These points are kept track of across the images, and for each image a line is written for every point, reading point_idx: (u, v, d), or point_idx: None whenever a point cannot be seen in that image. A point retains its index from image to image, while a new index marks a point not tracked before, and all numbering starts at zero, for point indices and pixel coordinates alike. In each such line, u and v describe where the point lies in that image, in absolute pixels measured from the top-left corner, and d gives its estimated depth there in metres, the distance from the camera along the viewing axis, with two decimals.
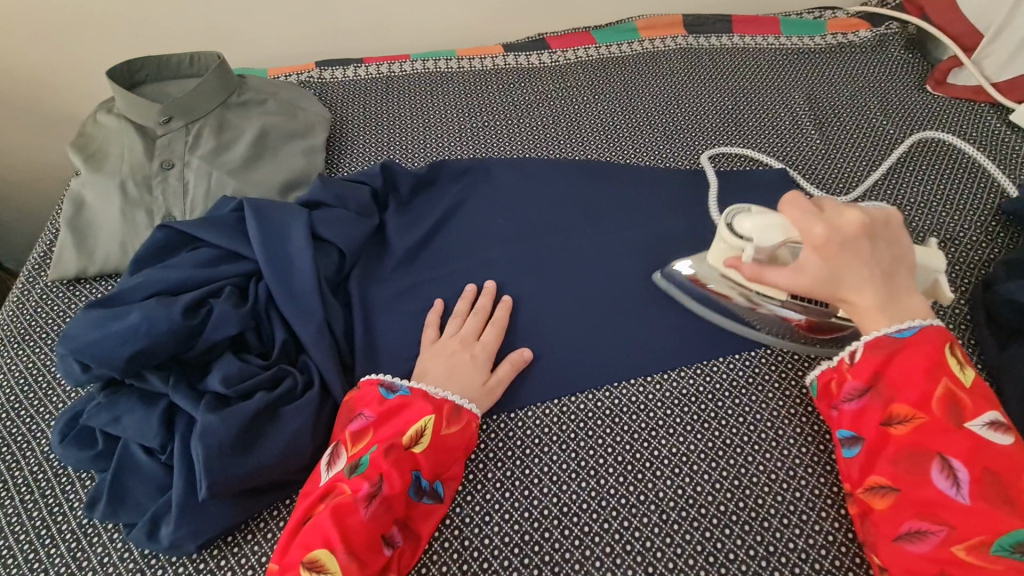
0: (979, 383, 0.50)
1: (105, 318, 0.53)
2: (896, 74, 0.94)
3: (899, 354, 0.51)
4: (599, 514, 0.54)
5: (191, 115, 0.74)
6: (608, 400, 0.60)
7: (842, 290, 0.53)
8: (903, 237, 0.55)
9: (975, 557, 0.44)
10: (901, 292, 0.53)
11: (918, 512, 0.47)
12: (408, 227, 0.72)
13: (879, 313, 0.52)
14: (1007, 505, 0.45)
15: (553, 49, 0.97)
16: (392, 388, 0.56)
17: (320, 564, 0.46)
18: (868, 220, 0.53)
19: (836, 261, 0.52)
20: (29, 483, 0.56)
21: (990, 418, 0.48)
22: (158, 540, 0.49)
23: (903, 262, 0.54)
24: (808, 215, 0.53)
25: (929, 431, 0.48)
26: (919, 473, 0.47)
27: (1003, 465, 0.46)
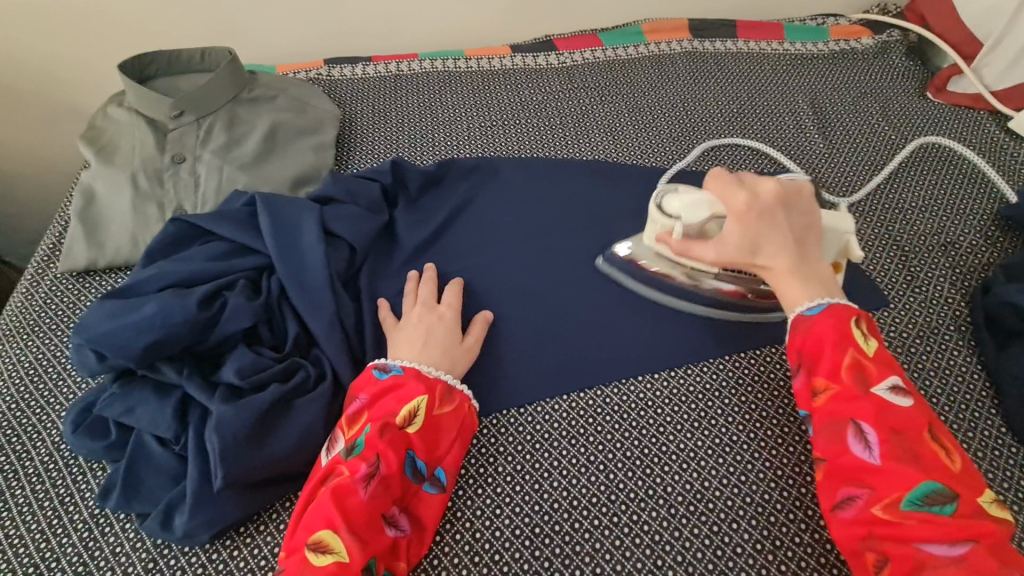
0: (883, 352, 0.52)
1: (120, 309, 0.53)
2: (896, 81, 0.95)
3: (813, 332, 0.52)
4: (609, 507, 0.55)
5: (203, 109, 0.75)
6: (617, 397, 0.61)
7: (759, 256, 0.57)
8: (815, 210, 0.59)
9: (894, 515, 0.45)
10: (810, 260, 0.57)
11: (842, 479, 0.48)
12: (417, 224, 0.73)
13: (794, 279, 0.56)
14: (915, 462, 0.46)
15: (560, 51, 0.98)
16: (384, 369, 0.56)
17: (323, 545, 0.47)
18: (784, 191, 0.58)
19: (755, 227, 0.56)
20: (40, 473, 0.56)
21: (892, 382, 0.49)
22: (172, 530, 0.50)
23: (813, 232, 0.58)
24: (730, 188, 0.58)
25: (842, 400, 0.49)
26: (838, 442, 0.48)
27: (906, 425, 0.47)
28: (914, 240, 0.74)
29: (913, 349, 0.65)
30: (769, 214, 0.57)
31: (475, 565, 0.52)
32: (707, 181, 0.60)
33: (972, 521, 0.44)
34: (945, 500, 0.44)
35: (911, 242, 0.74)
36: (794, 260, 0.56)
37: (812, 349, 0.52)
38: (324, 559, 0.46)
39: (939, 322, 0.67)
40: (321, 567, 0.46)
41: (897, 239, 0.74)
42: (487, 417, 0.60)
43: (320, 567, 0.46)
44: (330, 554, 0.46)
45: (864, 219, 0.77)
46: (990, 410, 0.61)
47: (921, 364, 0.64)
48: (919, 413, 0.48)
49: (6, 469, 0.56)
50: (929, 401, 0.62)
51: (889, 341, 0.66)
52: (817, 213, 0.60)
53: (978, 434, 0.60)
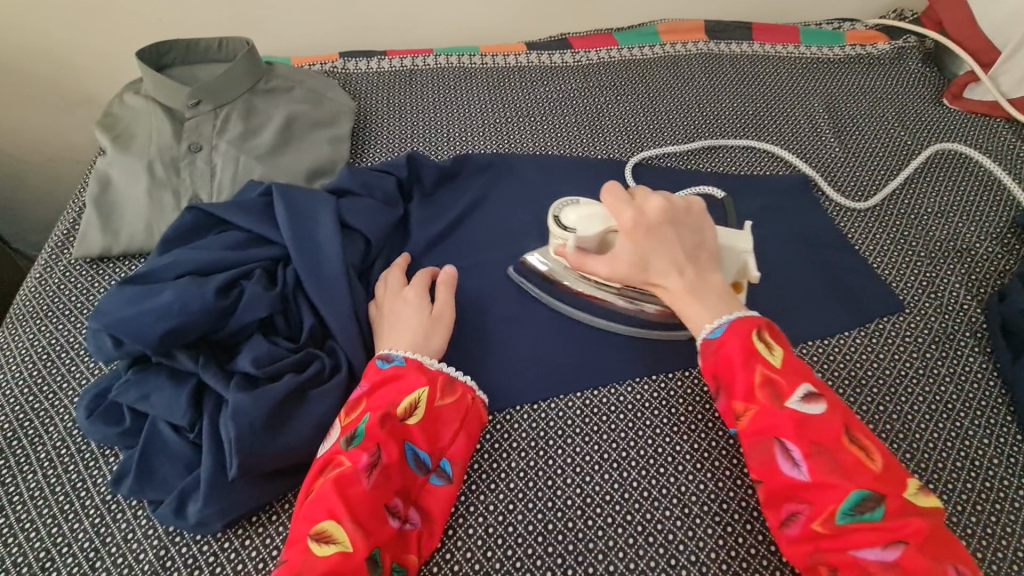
0: (790, 358, 0.51)
1: (138, 296, 0.53)
2: (913, 87, 0.95)
3: (722, 352, 0.52)
4: (622, 506, 0.54)
5: (220, 99, 0.75)
6: (632, 395, 0.61)
7: (651, 275, 0.56)
8: (706, 225, 0.58)
9: (831, 528, 0.45)
10: (705, 274, 0.56)
11: (780, 499, 0.48)
12: (432, 219, 0.73)
13: (688, 297, 0.55)
14: (840, 471, 0.46)
15: (575, 49, 0.98)
16: (388, 357, 0.55)
17: (326, 535, 0.46)
18: (671, 207, 0.56)
19: (644, 245, 0.55)
20: (52, 458, 0.56)
21: (803, 392, 0.49)
22: (185, 518, 0.50)
23: (704, 249, 0.57)
24: (619, 202, 0.56)
25: (761, 419, 0.49)
26: (768, 463, 0.48)
27: (826, 434, 0.47)
28: (929, 246, 0.74)
29: (929, 354, 0.65)
30: (658, 232, 0.55)
31: (489, 560, 0.51)
32: (602, 194, 0.58)
33: (903, 521, 0.44)
34: (874, 505, 0.45)
35: (926, 248, 0.74)
36: (688, 278, 0.55)
37: (725, 372, 0.51)
38: (327, 549, 0.45)
39: (955, 328, 0.67)
40: (323, 557, 0.45)
41: (913, 244, 0.74)
42: (501, 413, 0.60)
43: (323, 557, 0.44)
44: (332, 544, 0.45)
45: (879, 223, 0.77)
46: (1006, 416, 0.61)
47: (938, 369, 0.64)
48: (834, 418, 0.48)
49: (19, 453, 0.56)
50: (944, 407, 0.61)
51: (904, 346, 0.65)
52: (710, 230, 0.58)
53: (994, 441, 0.59)
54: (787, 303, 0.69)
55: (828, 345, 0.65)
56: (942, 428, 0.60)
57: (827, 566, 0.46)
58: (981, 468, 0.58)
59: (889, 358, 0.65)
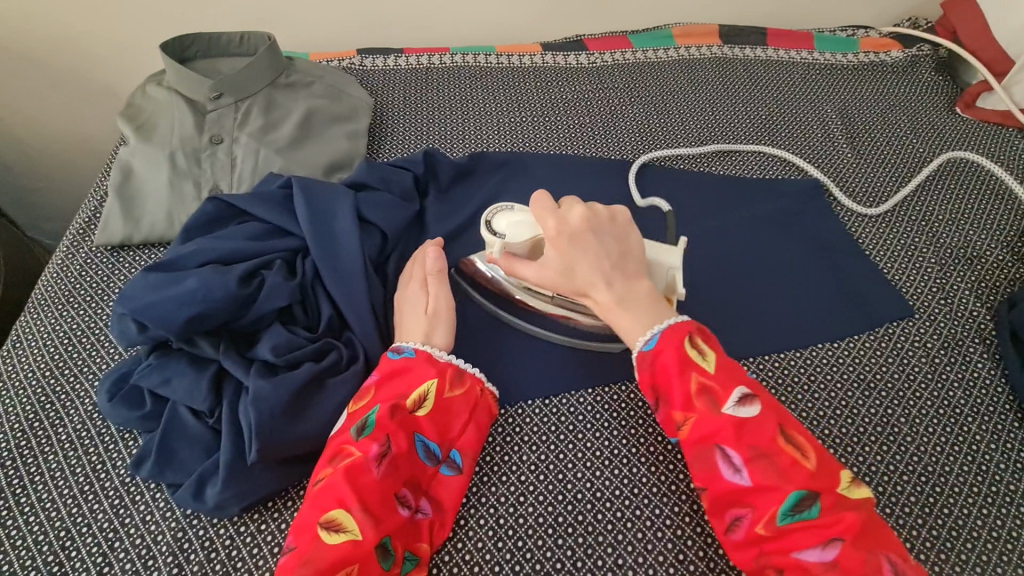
0: (723, 361, 0.51)
1: (161, 282, 0.54)
2: (926, 95, 0.95)
3: (659, 362, 0.52)
4: (632, 501, 0.55)
5: (241, 92, 0.76)
6: (642, 393, 0.61)
7: (580, 286, 0.56)
8: (632, 233, 0.57)
9: (773, 530, 0.46)
10: (635, 283, 0.56)
11: (724, 505, 0.48)
12: (447, 215, 0.74)
13: (618, 308, 0.55)
14: (778, 472, 0.47)
15: (591, 50, 0.99)
16: (397, 350, 0.56)
17: (336, 523, 0.46)
18: (593, 216, 0.56)
19: (569, 258, 0.55)
20: (72, 440, 0.57)
21: (738, 396, 0.49)
22: (204, 501, 0.51)
23: (631, 258, 0.56)
24: (545, 211, 0.57)
25: (700, 427, 0.49)
26: (709, 470, 0.49)
27: (763, 437, 0.48)
28: (940, 252, 0.75)
29: (937, 360, 0.65)
30: (582, 243, 0.55)
31: (499, 551, 0.52)
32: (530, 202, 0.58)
33: (840, 516, 0.45)
34: (812, 503, 0.45)
35: (937, 254, 0.74)
36: (616, 289, 0.55)
37: (663, 381, 0.52)
38: (336, 537, 0.45)
39: (964, 334, 0.67)
40: (333, 545, 0.45)
41: (924, 251, 0.75)
42: (512, 406, 0.60)
43: (333, 545, 0.45)
44: (342, 533, 0.46)
45: (890, 229, 0.77)
46: (1013, 423, 0.62)
47: (946, 375, 0.64)
48: (768, 419, 0.49)
49: (40, 435, 0.57)
50: (952, 412, 0.62)
51: (913, 351, 0.66)
52: (636, 237, 0.58)
53: (1002, 447, 0.60)
54: (797, 305, 0.69)
55: (838, 349, 0.66)
56: (949, 432, 0.61)
57: (773, 568, 0.46)
58: (987, 473, 0.58)
59: (898, 363, 0.65)
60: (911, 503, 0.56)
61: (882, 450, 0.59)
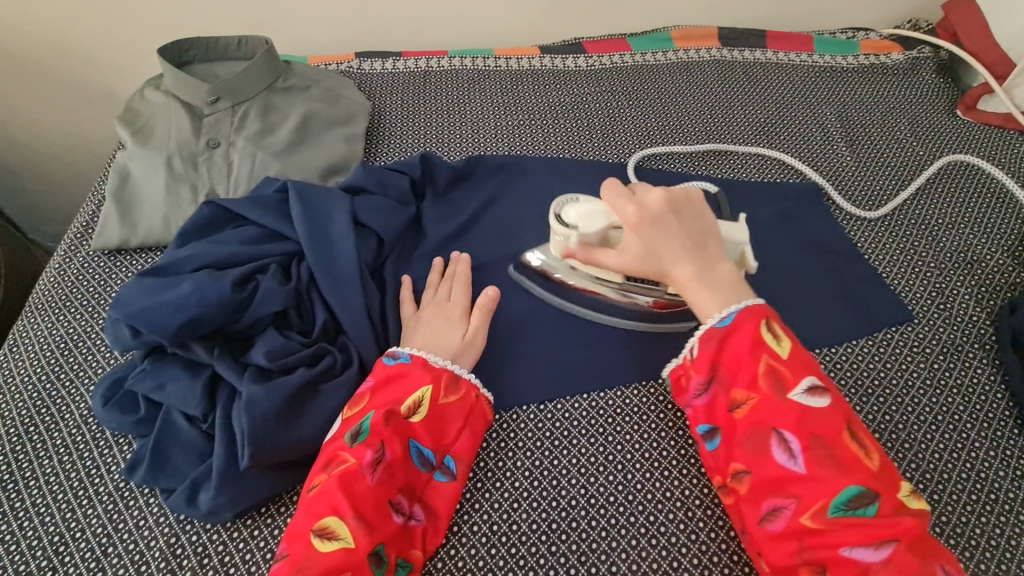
0: (797, 351, 0.52)
1: (156, 287, 0.54)
2: (926, 97, 0.95)
3: (730, 343, 0.53)
4: (626, 507, 0.54)
5: (238, 96, 0.76)
6: (638, 398, 0.61)
7: (663, 266, 0.57)
8: (707, 215, 0.60)
9: (820, 523, 0.46)
10: (715, 263, 0.57)
11: (769, 491, 0.48)
12: (444, 218, 0.74)
13: (698, 285, 0.56)
14: (836, 465, 0.47)
15: (589, 54, 0.99)
16: (393, 355, 0.56)
17: (329, 531, 0.46)
18: (671, 198, 0.59)
19: (650, 235, 0.57)
20: (67, 444, 0.57)
21: (808, 384, 0.50)
22: (197, 506, 0.50)
23: (709, 237, 0.58)
24: (622, 199, 0.59)
25: (762, 409, 0.50)
26: (762, 452, 0.49)
27: (826, 427, 0.48)
28: (940, 256, 0.74)
29: (937, 365, 0.65)
30: (663, 224, 0.57)
31: (491, 558, 0.52)
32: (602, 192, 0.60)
33: (894, 518, 0.45)
34: (868, 501, 0.45)
35: (937, 258, 0.74)
36: (696, 266, 0.56)
37: (730, 362, 0.52)
38: (330, 545, 0.45)
39: (964, 339, 0.67)
40: (326, 552, 0.45)
41: (924, 255, 0.74)
42: (507, 412, 0.60)
43: (327, 553, 0.45)
44: (335, 540, 0.46)
45: (889, 233, 0.77)
46: (1013, 429, 0.61)
47: (946, 380, 0.64)
48: (836, 412, 0.49)
49: (35, 439, 0.57)
50: (952, 418, 0.61)
51: (912, 357, 0.65)
52: (711, 219, 0.60)
53: (1001, 454, 0.59)
54: (795, 310, 0.69)
55: (837, 354, 0.65)
56: (948, 438, 0.60)
57: (811, 564, 0.46)
58: (987, 480, 0.58)
59: (897, 368, 0.64)
60: None
61: None
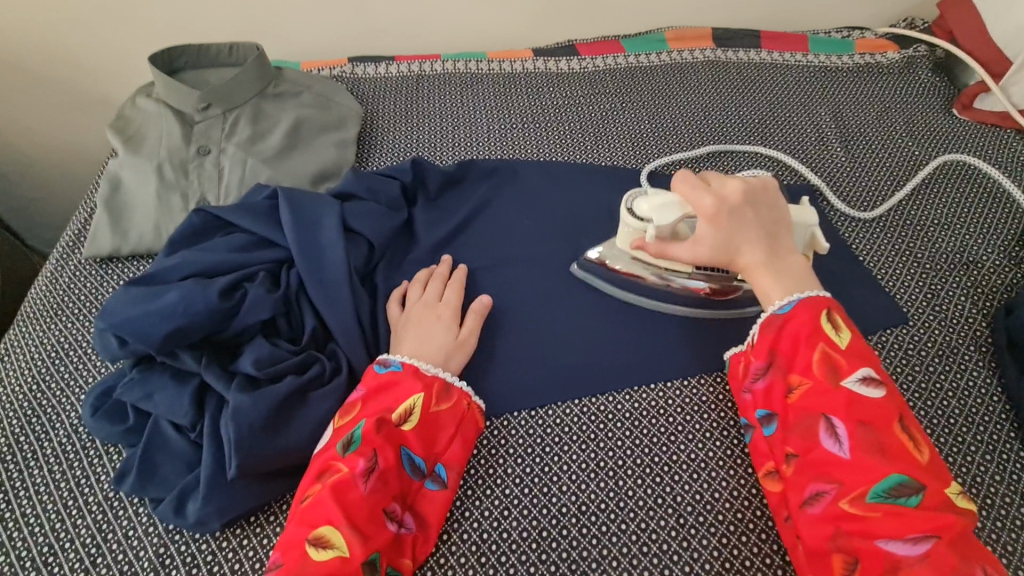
0: (857, 343, 0.51)
1: (142, 296, 0.54)
2: (922, 97, 0.94)
3: (789, 328, 0.53)
4: (617, 514, 0.54)
5: (229, 103, 0.76)
6: (629, 403, 0.61)
7: (735, 256, 0.57)
8: (781, 202, 0.59)
9: (859, 510, 0.45)
10: (784, 253, 0.57)
11: (811, 475, 0.48)
12: (436, 223, 0.73)
13: (767, 274, 0.56)
14: (884, 455, 0.46)
15: (582, 56, 0.98)
16: (384, 363, 0.56)
17: (323, 540, 0.46)
18: (748, 189, 0.58)
19: (727, 228, 0.56)
20: (57, 454, 0.57)
21: (863, 374, 0.49)
22: (184, 516, 0.50)
23: (783, 227, 0.58)
24: (697, 189, 0.58)
25: (813, 395, 0.50)
26: (810, 436, 0.49)
27: (878, 419, 0.48)
28: (936, 257, 0.73)
29: (932, 368, 0.64)
30: (740, 216, 0.57)
31: (481, 567, 0.52)
32: (675, 182, 0.59)
33: (937, 513, 0.44)
34: (911, 492, 0.45)
35: (933, 259, 0.73)
36: (768, 253, 0.56)
37: (787, 347, 0.52)
38: (324, 553, 0.45)
39: (959, 341, 0.66)
40: (321, 562, 0.45)
41: (920, 256, 0.74)
42: (498, 418, 0.60)
43: (321, 562, 0.45)
44: (329, 549, 0.45)
45: (885, 234, 0.76)
46: (1009, 433, 0.60)
47: (942, 383, 0.63)
48: (890, 404, 0.48)
49: (25, 449, 0.57)
50: (947, 422, 0.61)
51: (907, 360, 0.65)
52: (784, 206, 0.60)
53: (998, 457, 0.59)
54: None
55: None
56: (943, 442, 0.59)
57: (842, 550, 0.46)
58: (982, 485, 0.57)
59: (892, 372, 0.64)
60: None
61: None
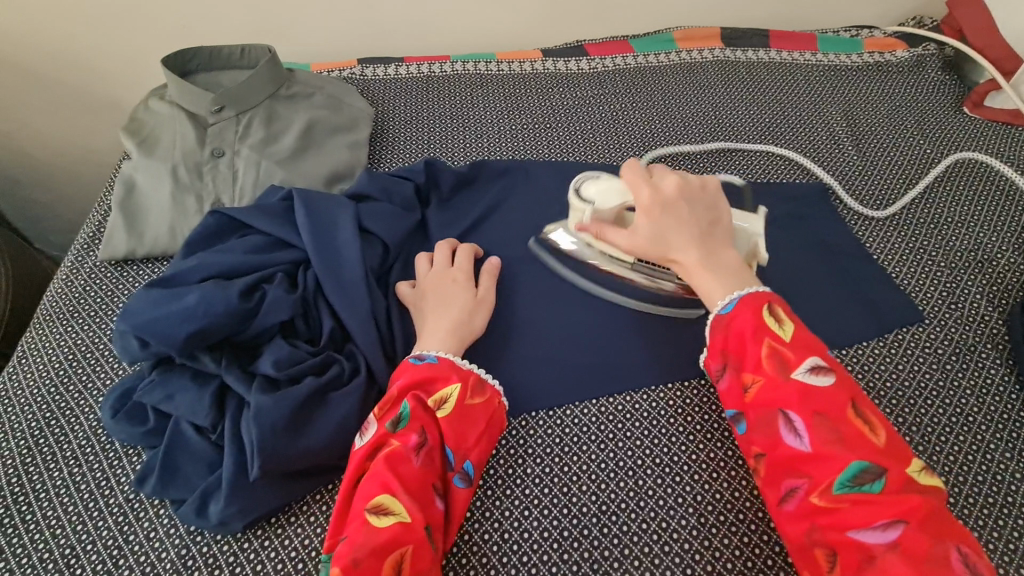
0: (801, 333, 0.51)
1: (163, 298, 0.54)
2: (932, 95, 0.94)
3: (734, 327, 0.53)
4: (638, 513, 0.54)
5: (242, 105, 0.76)
6: (647, 403, 0.61)
7: (669, 249, 0.58)
8: (721, 203, 0.61)
9: (828, 502, 0.45)
10: (718, 250, 0.58)
11: (781, 472, 0.48)
12: (450, 223, 0.73)
13: (703, 270, 0.57)
14: (843, 442, 0.46)
15: (591, 56, 0.99)
16: (420, 357, 0.55)
17: (383, 508, 0.46)
18: (686, 184, 0.60)
19: (660, 220, 0.58)
20: (77, 456, 0.57)
21: (811, 363, 0.49)
22: (207, 517, 0.50)
23: (720, 225, 0.60)
24: (640, 181, 0.60)
25: (769, 390, 0.49)
26: (771, 434, 0.48)
27: (832, 407, 0.47)
28: (951, 256, 0.73)
29: (949, 366, 0.64)
30: (673, 210, 0.58)
31: (503, 566, 0.51)
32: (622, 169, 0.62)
33: (902, 496, 0.44)
34: (874, 477, 0.44)
35: (947, 258, 0.73)
36: (702, 252, 0.57)
37: (735, 346, 0.52)
38: (385, 520, 0.45)
39: (976, 340, 0.66)
40: (383, 527, 0.45)
41: (934, 254, 0.74)
42: (516, 419, 0.60)
43: (383, 528, 0.45)
44: (390, 516, 0.46)
45: (898, 233, 0.76)
46: None
47: (958, 381, 0.63)
48: (841, 390, 0.48)
49: (45, 451, 0.57)
50: (965, 420, 0.61)
51: (924, 358, 0.65)
52: (726, 208, 0.62)
53: (1017, 455, 0.59)
54: (805, 311, 0.68)
55: (847, 356, 0.65)
56: (961, 440, 0.59)
57: (822, 545, 0.45)
58: (1003, 482, 0.57)
59: (910, 370, 0.64)
60: None
61: None
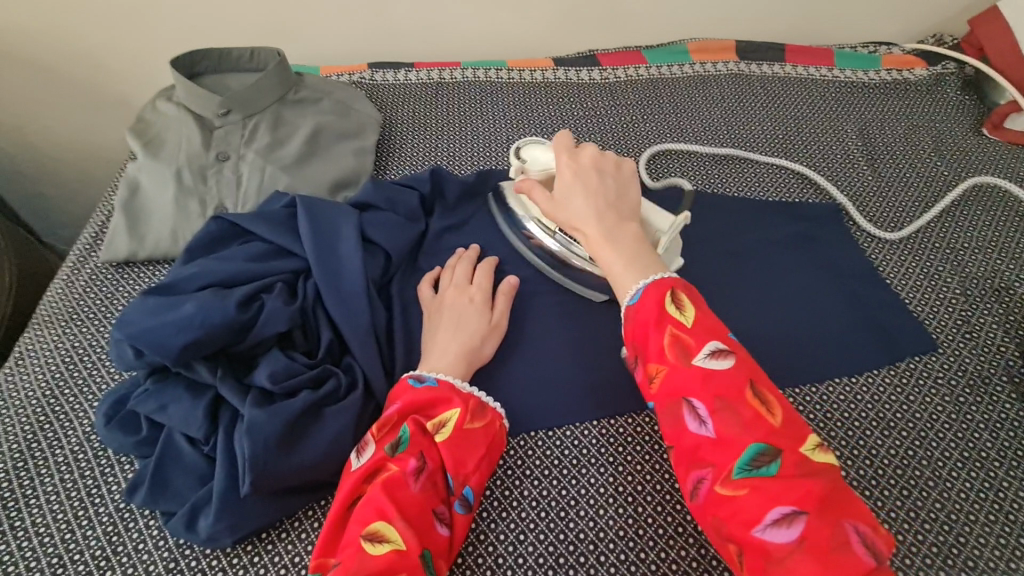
0: (705, 317, 0.49)
1: (160, 306, 0.53)
2: (950, 116, 0.92)
3: (639, 316, 0.50)
4: (636, 543, 0.52)
5: (249, 109, 0.76)
6: (649, 427, 0.59)
7: (574, 219, 0.58)
8: (632, 185, 0.61)
9: (730, 491, 0.43)
10: (624, 225, 0.57)
11: (686, 463, 0.46)
12: (454, 234, 0.72)
13: (605, 244, 0.55)
14: (743, 427, 0.44)
15: (604, 66, 0.97)
16: (420, 378, 0.54)
17: (378, 535, 0.45)
18: (599, 159, 0.60)
19: (571, 186, 0.58)
20: (68, 462, 0.56)
21: (709, 348, 0.47)
22: (196, 532, 0.50)
23: (628, 204, 0.59)
24: (565, 151, 0.62)
25: (671, 380, 0.47)
26: (674, 425, 0.46)
27: (731, 391, 0.45)
28: (965, 283, 0.71)
29: (961, 399, 0.62)
30: (584, 180, 0.59)
31: None
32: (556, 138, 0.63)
33: (798, 480, 0.41)
34: (770, 460, 0.42)
35: (962, 285, 0.71)
36: (604, 226, 0.56)
37: (640, 336, 0.50)
38: (380, 547, 0.44)
39: (990, 371, 0.64)
40: (377, 555, 0.44)
41: (948, 280, 0.72)
42: (515, 438, 0.58)
43: (377, 556, 0.44)
44: (386, 543, 0.44)
45: (912, 258, 0.74)
46: None
47: (971, 415, 0.61)
48: (741, 372, 0.46)
49: (36, 456, 0.57)
50: (978, 455, 0.59)
51: (936, 390, 0.63)
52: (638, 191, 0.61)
53: None
54: (813, 336, 0.66)
55: (856, 384, 0.63)
56: (974, 477, 0.57)
57: (731, 540, 0.43)
58: (1016, 523, 0.55)
59: (920, 402, 0.62)
60: (933, 555, 0.53)
61: (901, 495, 0.56)
